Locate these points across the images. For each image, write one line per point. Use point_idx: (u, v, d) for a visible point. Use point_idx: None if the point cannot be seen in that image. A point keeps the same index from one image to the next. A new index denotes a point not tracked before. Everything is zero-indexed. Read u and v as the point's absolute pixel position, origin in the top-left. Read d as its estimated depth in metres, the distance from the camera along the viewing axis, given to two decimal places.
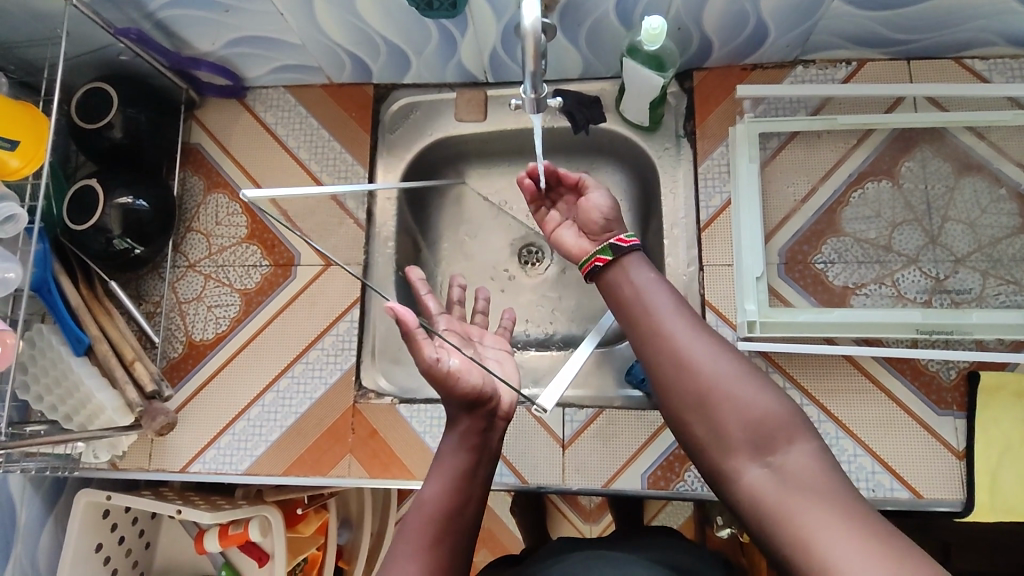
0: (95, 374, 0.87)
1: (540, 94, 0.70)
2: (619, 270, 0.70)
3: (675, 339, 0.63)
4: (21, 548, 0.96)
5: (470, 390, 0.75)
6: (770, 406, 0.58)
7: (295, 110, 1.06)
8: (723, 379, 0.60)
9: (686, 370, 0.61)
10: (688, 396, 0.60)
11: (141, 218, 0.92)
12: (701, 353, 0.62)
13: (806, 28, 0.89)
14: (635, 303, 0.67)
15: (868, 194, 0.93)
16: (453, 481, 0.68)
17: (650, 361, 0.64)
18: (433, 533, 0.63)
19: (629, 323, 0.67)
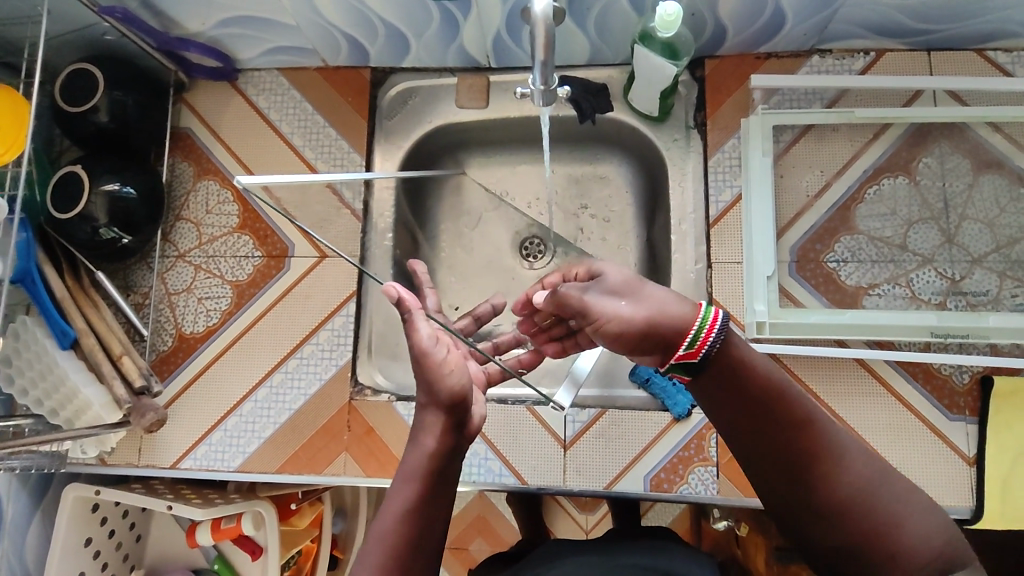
0: (82, 369, 0.84)
1: (550, 85, 0.67)
2: (730, 373, 0.55)
3: (826, 469, 0.52)
4: (7, 544, 0.94)
5: (444, 392, 0.65)
6: (938, 537, 0.50)
7: (289, 93, 1.01)
8: (887, 516, 0.51)
9: (841, 506, 0.52)
10: (841, 529, 0.52)
11: (129, 207, 0.88)
12: (859, 485, 0.52)
13: (825, 16, 0.85)
14: (761, 418, 0.54)
15: (883, 190, 0.90)
16: (411, 507, 0.59)
17: (782, 484, 0.54)
18: (389, 572, 0.56)
19: (752, 442, 0.55)
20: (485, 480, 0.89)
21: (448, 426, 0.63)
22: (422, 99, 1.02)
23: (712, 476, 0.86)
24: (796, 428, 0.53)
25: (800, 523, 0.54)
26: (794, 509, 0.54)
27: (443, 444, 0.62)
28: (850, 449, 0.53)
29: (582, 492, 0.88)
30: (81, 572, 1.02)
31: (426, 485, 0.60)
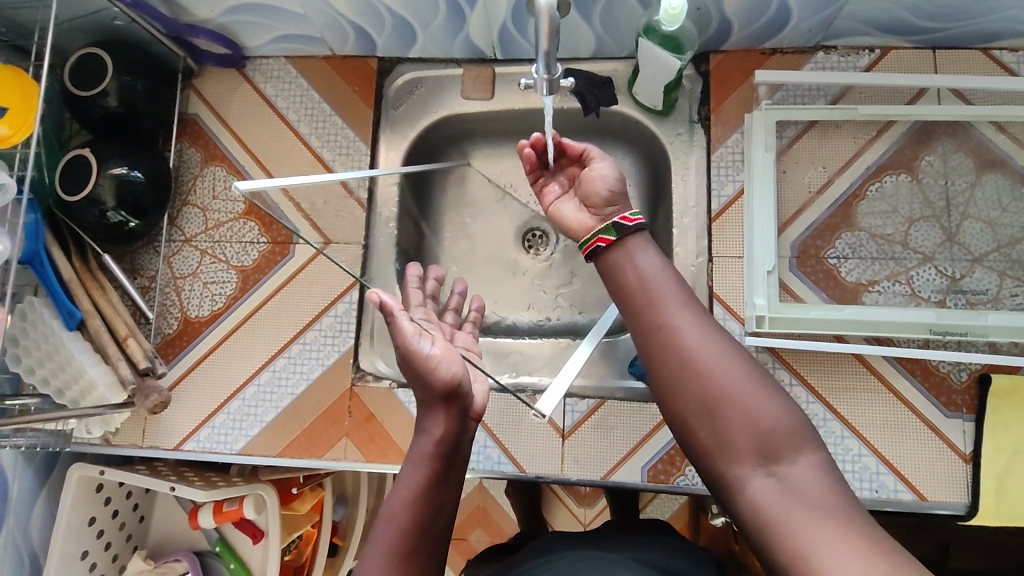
0: (87, 350, 0.85)
1: (553, 77, 0.65)
2: (623, 257, 0.67)
3: (686, 336, 0.60)
4: (13, 521, 0.96)
5: (443, 381, 0.70)
6: (779, 412, 0.57)
7: (296, 82, 1.02)
8: (733, 382, 0.58)
9: (695, 368, 0.59)
10: (691, 391, 0.59)
11: (136, 190, 0.89)
12: (713, 352, 0.59)
13: (829, 13, 0.86)
14: (641, 293, 0.64)
15: (886, 188, 0.90)
16: (423, 490, 0.63)
17: (649, 350, 0.62)
18: (403, 550, 0.60)
19: (631, 313, 0.64)
20: (484, 468, 0.90)
21: (451, 412, 0.68)
22: (428, 90, 1.03)
23: None
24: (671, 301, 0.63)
25: (662, 393, 0.61)
26: (659, 382, 0.61)
27: (446, 429, 0.67)
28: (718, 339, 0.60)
29: (579, 481, 0.88)
30: (85, 550, 1.04)
31: (432, 468, 0.64)
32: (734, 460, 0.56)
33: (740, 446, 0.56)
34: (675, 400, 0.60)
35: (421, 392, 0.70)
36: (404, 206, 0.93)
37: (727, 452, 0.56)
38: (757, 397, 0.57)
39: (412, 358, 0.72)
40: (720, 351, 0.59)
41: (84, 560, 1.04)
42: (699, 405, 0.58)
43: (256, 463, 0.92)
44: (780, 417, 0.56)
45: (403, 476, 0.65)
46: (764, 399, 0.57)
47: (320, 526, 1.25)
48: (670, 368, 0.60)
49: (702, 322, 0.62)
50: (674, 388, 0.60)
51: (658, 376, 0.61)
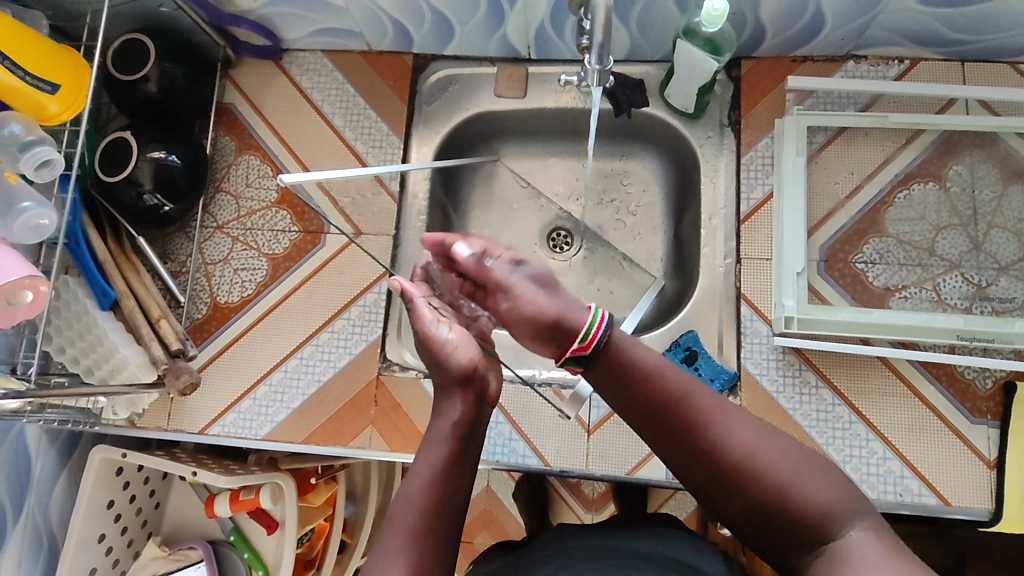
0: (120, 330, 0.86)
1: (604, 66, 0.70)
2: (618, 361, 0.60)
3: (715, 434, 0.56)
4: (33, 500, 0.96)
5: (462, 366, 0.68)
6: (831, 492, 0.53)
7: (332, 75, 1.04)
8: (778, 471, 0.54)
9: (737, 470, 0.55)
10: (738, 494, 0.55)
11: (173, 174, 0.90)
12: (751, 443, 0.55)
13: (863, 22, 0.87)
14: (655, 399, 0.59)
15: (913, 195, 0.91)
16: (438, 473, 0.63)
17: (678, 452, 0.58)
18: (421, 528, 0.60)
19: (644, 418, 0.59)
20: (509, 460, 0.90)
21: (468, 396, 0.68)
22: (461, 87, 1.04)
23: None
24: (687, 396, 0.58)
25: (706, 490, 0.58)
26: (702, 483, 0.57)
27: (462, 413, 0.67)
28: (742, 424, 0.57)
29: (604, 476, 0.89)
30: (102, 533, 1.04)
31: (451, 448, 0.65)
32: (805, 553, 0.53)
33: (801, 537, 0.54)
34: (724, 499, 0.57)
35: (438, 372, 0.70)
36: (436, 193, 0.97)
37: (794, 545, 0.54)
38: (806, 480, 0.54)
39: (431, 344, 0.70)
40: (758, 439, 0.56)
41: (101, 543, 1.04)
42: (752, 505, 0.55)
43: (281, 449, 0.93)
44: (834, 494, 0.54)
45: (420, 455, 0.65)
46: (814, 480, 0.54)
47: (334, 520, 1.26)
48: (710, 474, 0.56)
49: (725, 408, 0.57)
50: (719, 490, 0.57)
51: (700, 479, 0.58)
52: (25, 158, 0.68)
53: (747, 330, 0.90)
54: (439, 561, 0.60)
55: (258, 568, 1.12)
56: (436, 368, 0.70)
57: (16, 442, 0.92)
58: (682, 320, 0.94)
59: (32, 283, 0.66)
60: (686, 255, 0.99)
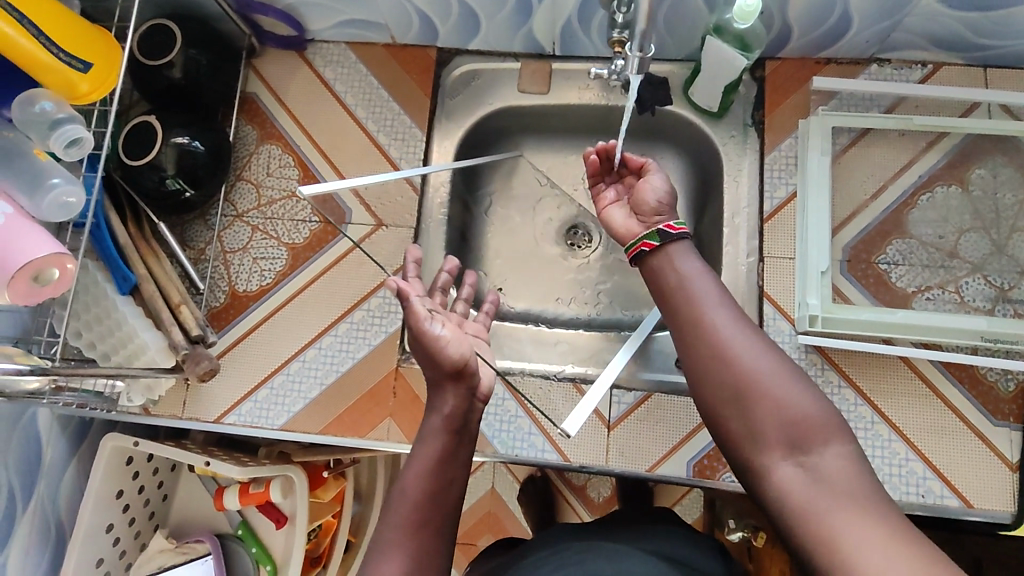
0: (140, 315, 0.85)
1: (645, 54, 0.75)
2: (665, 260, 0.72)
3: (724, 332, 0.65)
4: (43, 487, 0.94)
5: (454, 363, 0.71)
6: (813, 407, 0.60)
7: (355, 67, 1.03)
8: (767, 377, 0.62)
9: (728, 361, 0.63)
10: (724, 385, 0.63)
11: (196, 160, 0.89)
12: (750, 350, 0.64)
13: (889, 25, 0.88)
14: (681, 292, 0.69)
15: (936, 198, 0.92)
16: (433, 465, 0.67)
17: (684, 343, 0.68)
18: (417, 521, 0.64)
19: (669, 313, 0.70)
20: (527, 455, 0.90)
21: (460, 392, 0.71)
22: (484, 82, 1.04)
23: None
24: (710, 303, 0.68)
25: (699, 390, 0.66)
26: (695, 371, 0.66)
27: (455, 407, 0.71)
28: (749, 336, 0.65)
29: (624, 473, 0.88)
30: (110, 523, 1.02)
31: (445, 442, 0.69)
32: (764, 450, 0.60)
33: (773, 439, 0.60)
34: (705, 389, 0.65)
35: (431, 369, 0.73)
36: (456, 184, 0.96)
37: (757, 442, 0.61)
38: (791, 391, 0.61)
39: (423, 340, 0.72)
40: (757, 348, 0.64)
41: (109, 534, 1.02)
42: (731, 393, 0.62)
43: (297, 440, 0.92)
44: (811, 412, 0.60)
45: (416, 449, 0.69)
46: (797, 394, 0.61)
47: (341, 517, 1.25)
48: (705, 365, 0.65)
49: (737, 320, 0.66)
50: (710, 386, 0.64)
51: (694, 371, 0.66)
52: (55, 136, 0.68)
53: (770, 329, 0.90)
54: (434, 550, 0.64)
55: (267, 563, 1.10)
56: (428, 365, 0.72)
57: (28, 427, 0.91)
58: None
59: (58, 261, 0.65)
60: None
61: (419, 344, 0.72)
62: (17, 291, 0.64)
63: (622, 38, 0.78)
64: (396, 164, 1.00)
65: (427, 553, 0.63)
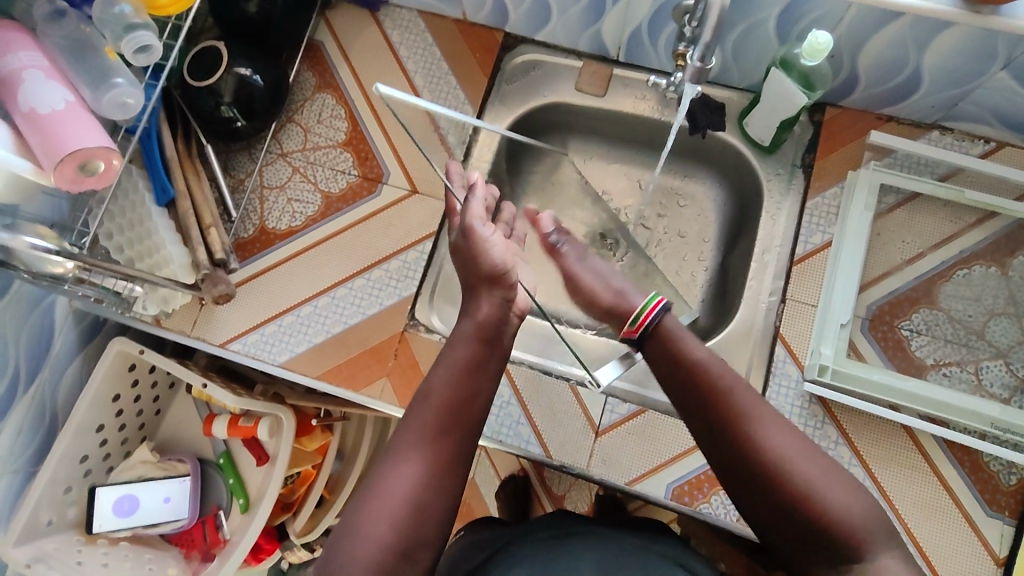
0: (171, 228, 0.89)
1: (705, 65, 0.77)
2: (673, 349, 0.70)
3: (759, 435, 0.62)
4: (46, 375, 0.98)
5: (491, 268, 0.77)
6: (860, 514, 0.59)
7: (423, 36, 1.03)
8: (812, 483, 0.60)
9: (770, 468, 0.61)
10: (765, 496, 0.61)
11: (253, 93, 0.91)
12: (796, 455, 0.61)
13: (959, 93, 0.86)
14: (697, 388, 0.66)
15: (973, 275, 0.90)
16: (464, 370, 0.71)
17: (717, 452, 0.65)
18: (438, 426, 0.68)
19: (691, 409, 0.67)
20: (510, 442, 0.90)
21: (493, 298, 0.76)
22: (543, 74, 1.03)
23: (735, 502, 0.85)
24: (746, 396, 0.65)
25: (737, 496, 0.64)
26: (728, 474, 0.64)
27: (488, 314, 0.75)
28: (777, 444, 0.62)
29: (602, 481, 0.87)
30: (101, 424, 1.05)
31: (471, 351, 0.72)
32: (813, 561, 0.59)
33: (831, 549, 0.58)
34: (748, 499, 0.63)
35: (470, 276, 0.78)
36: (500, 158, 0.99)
37: (806, 551, 0.60)
38: (837, 497, 0.59)
39: (471, 239, 0.79)
40: (797, 455, 0.61)
41: (98, 433, 1.05)
42: (771, 504, 0.61)
43: (294, 380, 0.93)
44: (861, 515, 0.59)
45: (445, 356, 0.73)
46: (846, 499, 0.59)
47: (320, 470, 1.26)
48: (742, 470, 0.62)
49: (773, 419, 0.63)
50: (750, 485, 0.62)
51: (732, 476, 0.64)
52: (127, 39, 0.70)
53: (777, 371, 0.88)
54: (454, 457, 0.68)
55: (240, 495, 1.13)
56: (469, 269, 0.79)
57: (44, 314, 0.94)
58: (711, 347, 0.93)
59: (105, 154, 0.68)
60: (729, 286, 0.99)
61: (468, 245, 0.79)
62: (64, 175, 0.66)
63: (685, 52, 0.78)
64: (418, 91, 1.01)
65: (444, 456, 0.67)
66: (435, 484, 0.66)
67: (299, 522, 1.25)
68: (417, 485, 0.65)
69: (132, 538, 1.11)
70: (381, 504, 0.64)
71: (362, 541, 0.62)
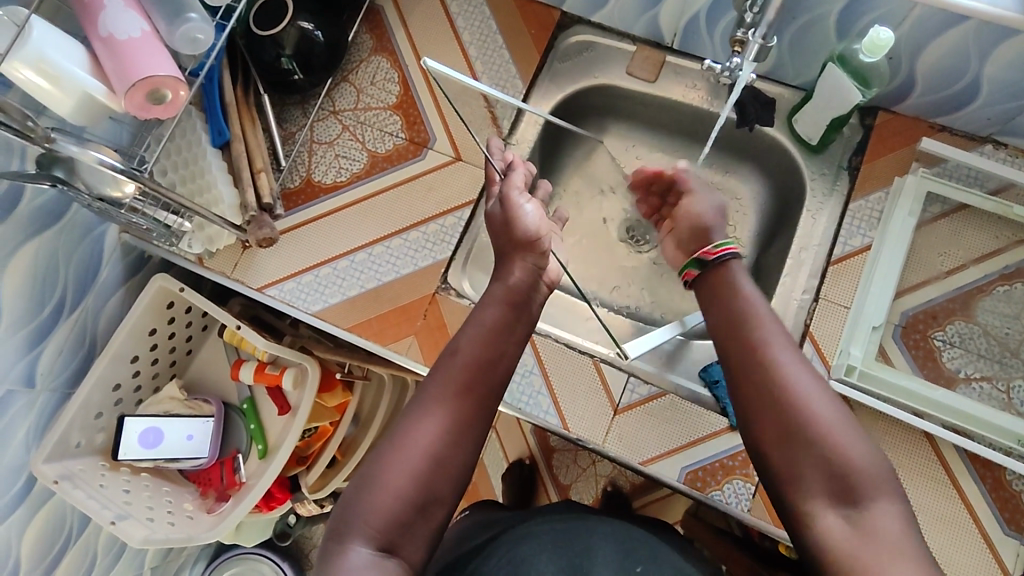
0: (224, 169, 0.92)
1: (766, 44, 0.79)
2: (725, 287, 0.72)
3: (782, 366, 0.63)
4: (90, 301, 1.02)
5: (524, 236, 0.79)
6: (866, 459, 0.58)
7: (480, 8, 1.04)
8: (823, 423, 0.60)
9: (784, 399, 0.61)
10: (777, 427, 0.61)
11: (313, 47, 0.94)
12: (813, 392, 0.62)
13: (1018, 106, 0.84)
14: (737, 318, 0.68)
15: (1014, 293, 0.89)
16: (493, 333, 0.72)
17: (738, 376, 0.65)
18: (464, 385, 0.68)
19: (725, 336, 0.68)
20: (529, 411, 0.91)
21: (526, 266, 0.77)
22: (595, 55, 1.04)
23: (747, 493, 0.85)
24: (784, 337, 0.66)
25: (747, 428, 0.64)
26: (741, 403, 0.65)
27: (519, 279, 0.76)
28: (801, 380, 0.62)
29: (616, 458, 0.88)
30: (136, 356, 1.09)
31: (502, 314, 0.73)
32: (810, 496, 0.59)
33: (834, 485, 0.58)
34: (755, 429, 0.63)
35: (505, 243, 0.81)
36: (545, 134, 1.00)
37: (802, 486, 0.59)
38: (847, 447, 0.59)
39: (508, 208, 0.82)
40: (816, 396, 0.61)
41: (132, 364, 1.09)
42: (778, 435, 0.61)
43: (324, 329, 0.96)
44: (867, 464, 0.58)
45: (475, 318, 0.73)
46: (856, 445, 0.59)
47: (337, 427, 1.29)
48: (758, 396, 0.63)
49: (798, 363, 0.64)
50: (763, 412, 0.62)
51: (744, 405, 0.64)
52: None
53: None
54: (476, 419, 0.68)
55: (260, 441, 1.16)
56: (504, 235, 0.81)
57: (96, 243, 0.98)
58: None
59: (173, 85, 0.71)
60: (762, 282, 0.99)
61: (503, 212, 0.82)
62: (133, 100, 0.69)
63: (744, 37, 0.80)
64: (474, 70, 1.02)
65: (465, 417, 0.67)
66: (455, 443, 0.66)
67: (312, 476, 1.28)
68: (437, 441, 0.65)
69: (152, 470, 1.15)
70: (403, 453, 0.64)
71: (382, 489, 0.63)
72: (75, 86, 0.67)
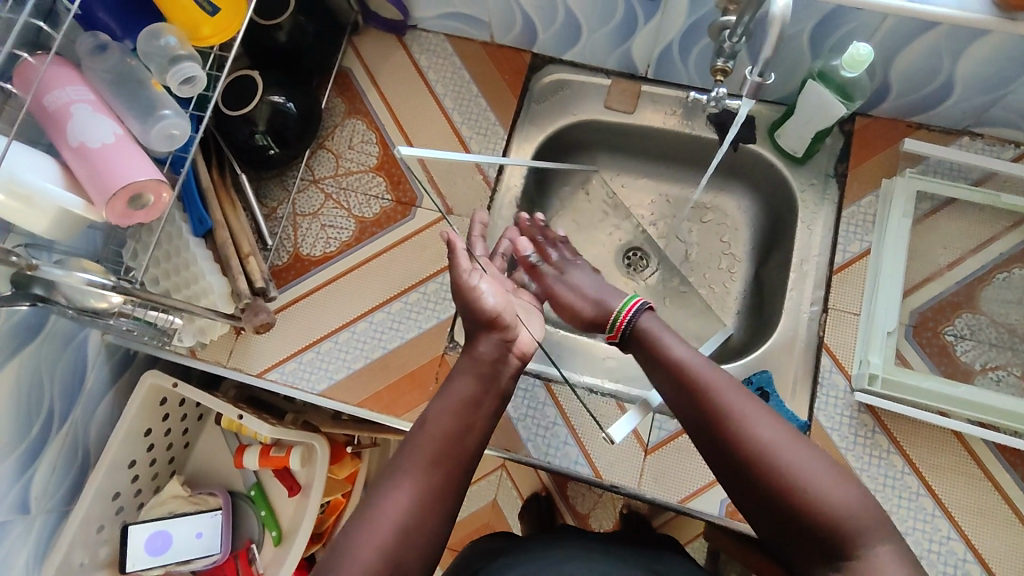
0: (210, 259, 0.88)
1: (764, 80, 0.75)
2: (647, 343, 0.72)
3: (743, 423, 0.62)
4: (78, 412, 0.96)
5: (487, 312, 0.78)
6: (856, 510, 0.57)
7: (451, 60, 1.03)
8: (799, 473, 0.59)
9: (756, 461, 0.60)
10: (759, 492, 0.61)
11: (287, 121, 0.91)
12: (779, 445, 0.61)
13: (992, 99, 0.86)
14: (677, 378, 0.68)
15: (1013, 278, 0.90)
16: (462, 405, 0.72)
17: (707, 443, 0.65)
18: (433, 457, 0.68)
19: (675, 399, 0.68)
20: (559, 464, 0.88)
21: (491, 339, 0.77)
22: (571, 93, 1.04)
23: None
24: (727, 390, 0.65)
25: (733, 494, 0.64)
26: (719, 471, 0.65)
27: (486, 350, 0.77)
28: (762, 436, 0.61)
29: (654, 500, 0.86)
30: (133, 460, 1.03)
31: (471, 387, 0.74)
32: (806, 552, 0.59)
33: (826, 543, 0.57)
34: (742, 495, 0.63)
35: (470, 323, 0.80)
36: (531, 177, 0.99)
37: (796, 544, 0.60)
38: (833, 497, 0.58)
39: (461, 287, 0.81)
40: (787, 448, 0.60)
41: (129, 469, 1.03)
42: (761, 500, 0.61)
43: (333, 408, 0.92)
44: (854, 514, 0.57)
45: (445, 391, 0.74)
46: (841, 493, 0.58)
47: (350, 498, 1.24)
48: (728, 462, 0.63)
49: (753, 404, 0.63)
50: (740, 476, 0.62)
51: (727, 472, 0.64)
52: (172, 71, 0.70)
53: (824, 382, 0.88)
54: (446, 493, 0.67)
55: (273, 527, 1.11)
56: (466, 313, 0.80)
57: (79, 350, 0.93)
58: (757, 359, 0.92)
59: (155, 187, 0.67)
60: (766, 298, 0.99)
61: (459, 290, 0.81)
62: (114, 210, 0.65)
63: (726, 66, 0.80)
64: (453, 121, 1.01)
65: (434, 489, 0.66)
66: (423, 515, 0.65)
67: None
68: (404, 514, 0.64)
69: None
70: (373, 527, 0.63)
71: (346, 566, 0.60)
72: (49, 203, 0.62)
